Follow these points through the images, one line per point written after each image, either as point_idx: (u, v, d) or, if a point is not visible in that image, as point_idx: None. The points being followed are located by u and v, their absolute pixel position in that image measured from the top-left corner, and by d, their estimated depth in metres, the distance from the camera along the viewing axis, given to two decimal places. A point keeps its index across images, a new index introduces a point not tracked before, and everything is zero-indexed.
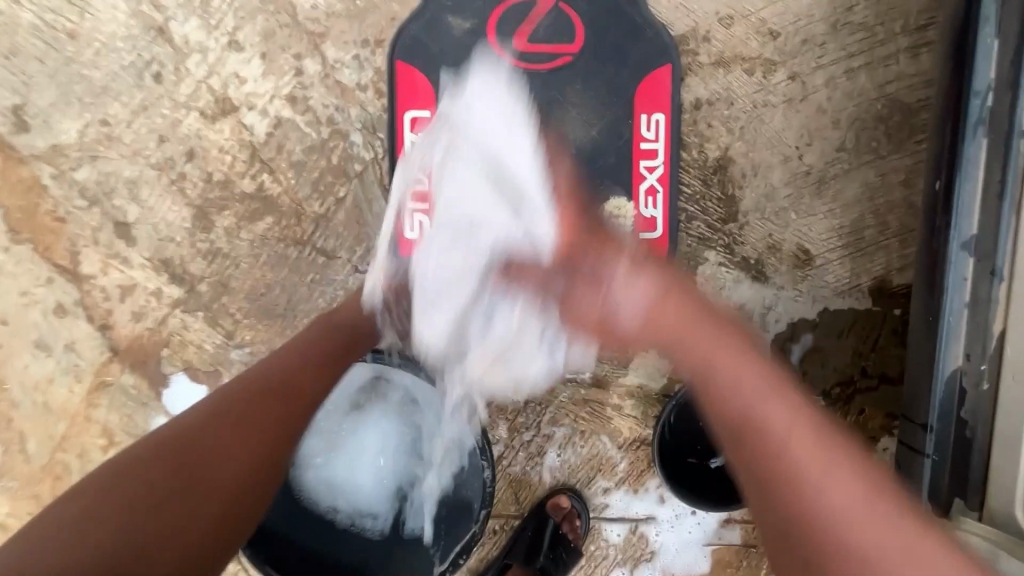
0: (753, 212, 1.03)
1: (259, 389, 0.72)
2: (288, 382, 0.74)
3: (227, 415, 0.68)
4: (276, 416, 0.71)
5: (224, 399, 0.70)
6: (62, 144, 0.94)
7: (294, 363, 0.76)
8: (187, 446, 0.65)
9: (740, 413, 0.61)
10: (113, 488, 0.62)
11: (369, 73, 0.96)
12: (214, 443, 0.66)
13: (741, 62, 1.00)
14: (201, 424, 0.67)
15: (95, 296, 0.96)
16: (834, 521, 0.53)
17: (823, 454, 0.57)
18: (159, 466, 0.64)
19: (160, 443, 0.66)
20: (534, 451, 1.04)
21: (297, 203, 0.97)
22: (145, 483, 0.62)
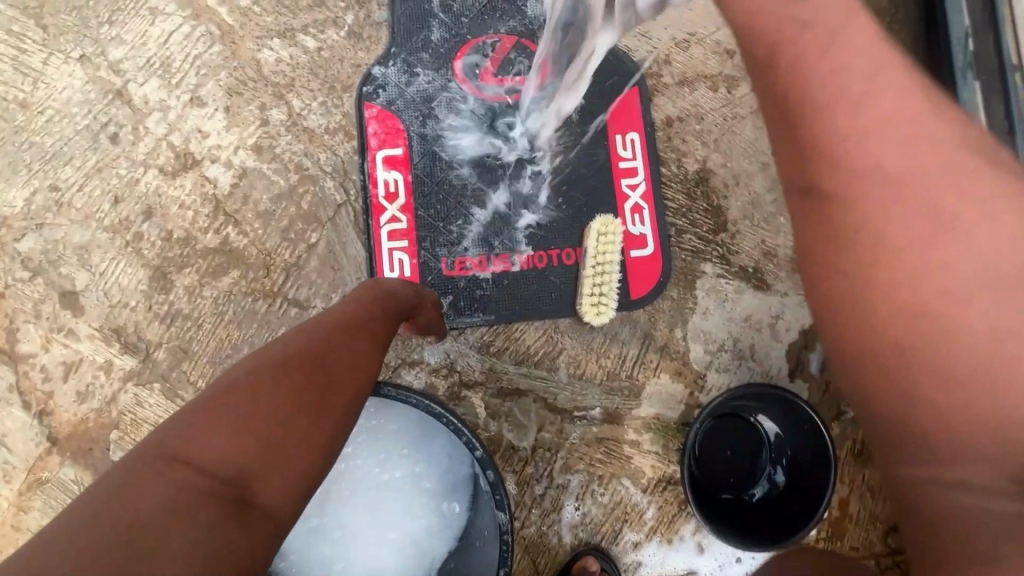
0: (742, 220, 0.99)
1: (313, 341, 0.59)
2: (345, 334, 0.63)
3: (290, 365, 0.55)
4: (347, 366, 0.59)
5: (271, 354, 0.57)
6: (6, 214, 0.87)
7: (344, 321, 0.65)
8: (251, 404, 0.51)
9: (820, 116, 0.44)
10: (154, 470, 0.46)
11: (336, 117, 0.94)
12: (285, 396, 0.53)
13: (704, 80, 1.01)
14: (256, 379, 0.53)
15: (34, 377, 0.85)
16: (919, 242, 0.41)
17: (928, 150, 0.43)
18: (217, 430, 0.49)
19: (201, 410, 0.51)
20: (548, 507, 0.90)
21: (265, 253, 0.90)
22: (203, 454, 0.48)
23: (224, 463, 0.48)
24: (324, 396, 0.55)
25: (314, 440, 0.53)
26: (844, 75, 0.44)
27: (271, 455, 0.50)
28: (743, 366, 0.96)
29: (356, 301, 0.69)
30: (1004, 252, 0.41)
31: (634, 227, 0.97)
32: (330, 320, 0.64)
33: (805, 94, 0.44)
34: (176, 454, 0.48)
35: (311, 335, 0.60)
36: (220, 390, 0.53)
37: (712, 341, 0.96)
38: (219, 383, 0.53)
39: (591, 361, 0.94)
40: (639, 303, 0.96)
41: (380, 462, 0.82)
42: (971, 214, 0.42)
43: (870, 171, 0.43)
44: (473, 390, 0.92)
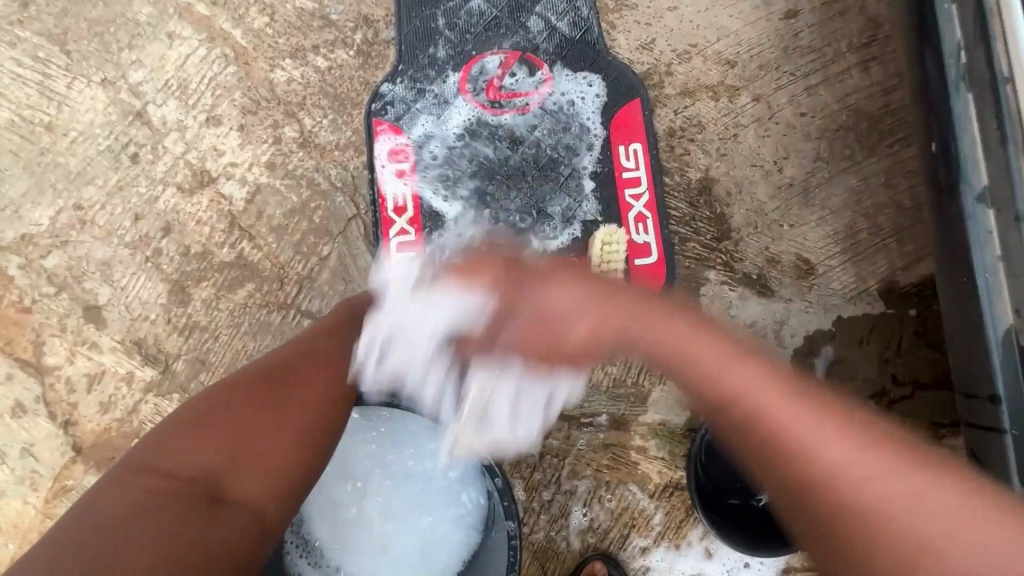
0: (745, 227, 1.01)
1: (286, 359, 0.65)
2: (319, 347, 0.67)
3: (261, 383, 0.62)
4: (317, 380, 0.64)
5: (246, 372, 0.63)
6: (31, 232, 0.91)
7: (319, 334, 0.69)
8: (217, 420, 0.58)
9: (734, 393, 0.50)
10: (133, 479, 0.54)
11: (347, 133, 0.97)
12: (249, 411, 0.59)
13: (706, 90, 1.04)
14: (224, 398, 0.60)
15: (59, 389, 0.88)
16: (835, 478, 0.45)
17: (790, 401, 0.48)
18: (187, 442, 0.57)
19: (175, 427, 0.58)
20: (557, 513, 0.91)
21: (279, 266, 0.93)
22: (173, 464, 0.55)
23: (191, 470, 0.56)
24: (291, 408, 0.61)
25: (278, 447, 0.59)
26: (781, 407, 0.49)
27: (236, 463, 0.57)
28: None
29: (333, 314, 0.73)
30: (907, 469, 0.45)
31: (637, 235, 0.99)
32: (307, 335, 0.69)
33: (703, 371, 0.52)
34: (149, 467, 0.55)
35: (285, 353, 0.65)
36: (191, 408, 0.59)
37: None
38: (194, 403, 0.60)
39: (597, 368, 0.95)
40: None
41: (395, 461, 0.84)
42: (839, 421, 0.48)
43: (730, 400, 0.51)
44: None
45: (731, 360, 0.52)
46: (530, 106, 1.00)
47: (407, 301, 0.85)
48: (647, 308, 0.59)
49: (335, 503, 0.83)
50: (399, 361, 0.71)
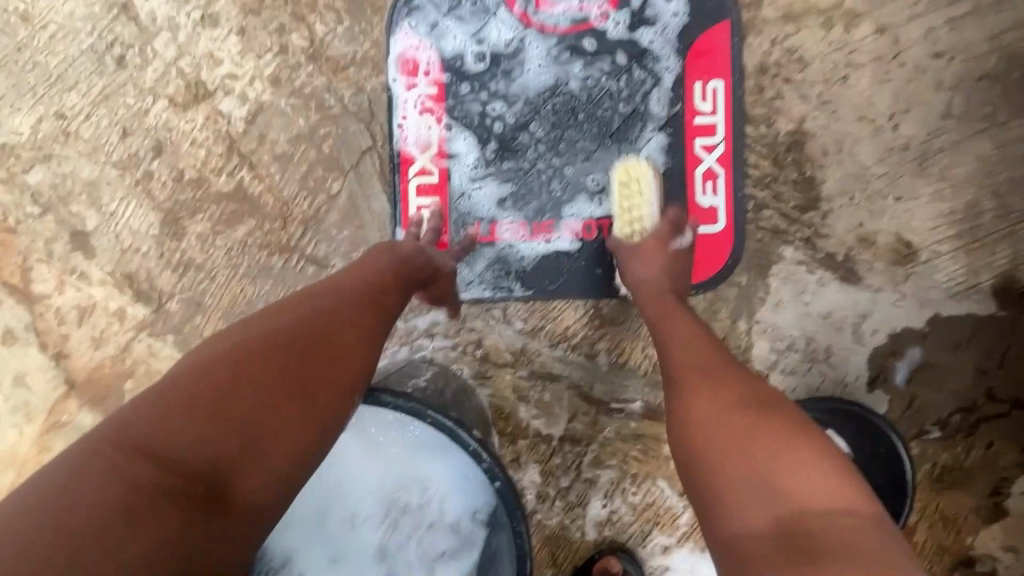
0: (839, 197, 0.83)
1: (316, 313, 0.53)
2: (351, 301, 0.56)
3: (289, 342, 0.50)
4: (355, 350, 0.53)
5: (265, 328, 0.51)
6: (12, 142, 0.81)
7: (352, 287, 0.58)
8: (234, 387, 0.46)
9: (694, 367, 0.58)
10: (120, 456, 0.41)
11: (364, 45, 0.81)
12: (276, 378, 0.47)
13: (816, 15, 0.82)
14: (242, 359, 0.48)
15: (49, 319, 0.81)
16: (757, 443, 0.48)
17: (720, 361, 0.59)
18: (193, 412, 0.44)
19: (173, 392, 0.45)
20: (574, 501, 0.83)
21: (282, 202, 0.81)
22: (175, 439, 0.43)
23: (198, 450, 0.43)
24: (324, 379, 0.50)
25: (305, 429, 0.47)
26: (810, 476, 0.45)
27: (255, 444, 0.45)
28: (814, 369, 0.84)
29: (364, 267, 0.62)
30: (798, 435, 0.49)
31: (703, 197, 0.82)
32: (334, 285, 0.58)
33: (763, 453, 0.47)
34: (142, 441, 0.42)
35: (312, 307, 0.54)
36: (196, 368, 0.47)
37: (780, 338, 0.83)
38: (197, 363, 0.47)
39: (636, 349, 0.83)
40: (699, 288, 0.83)
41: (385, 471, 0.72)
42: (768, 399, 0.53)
43: (687, 368, 0.58)
44: (502, 371, 0.82)
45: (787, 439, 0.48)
46: (563, 25, 0.81)
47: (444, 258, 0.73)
48: (681, 332, 0.64)
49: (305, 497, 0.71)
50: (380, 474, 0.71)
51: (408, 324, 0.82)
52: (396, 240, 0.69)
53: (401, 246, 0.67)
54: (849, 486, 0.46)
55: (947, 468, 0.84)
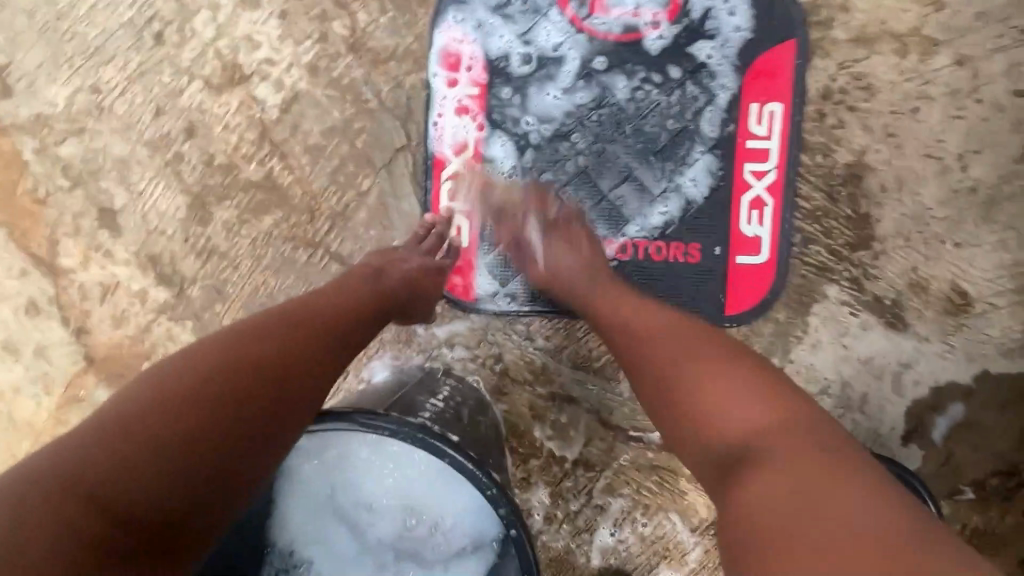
0: (893, 237, 0.78)
1: (258, 339, 0.49)
2: (300, 326, 0.53)
3: (227, 370, 0.46)
4: (313, 352, 0.52)
5: (202, 356, 0.47)
6: (46, 113, 0.80)
7: (301, 310, 0.55)
8: (169, 422, 0.42)
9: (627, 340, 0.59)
10: (45, 499, 0.38)
11: (407, 38, 0.78)
12: (216, 409, 0.44)
13: (890, 40, 0.76)
14: (175, 392, 0.44)
15: (72, 294, 0.81)
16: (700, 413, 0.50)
17: (648, 329, 0.59)
18: (125, 450, 0.41)
19: (102, 430, 0.41)
20: (581, 526, 0.81)
21: (311, 196, 0.79)
22: (111, 472, 0.40)
23: (131, 489, 0.40)
24: (270, 407, 0.47)
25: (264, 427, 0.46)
26: (745, 419, 0.47)
27: (197, 481, 0.42)
28: (846, 416, 0.80)
29: (338, 294, 0.60)
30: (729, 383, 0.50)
31: (748, 226, 0.78)
32: (281, 309, 0.54)
33: (712, 396, 0.50)
34: (70, 481, 0.39)
35: (255, 332, 0.50)
36: (125, 405, 0.43)
37: (814, 381, 0.79)
38: (127, 399, 0.43)
39: None
40: (734, 321, 0.79)
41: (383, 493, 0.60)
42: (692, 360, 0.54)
43: (623, 342, 0.60)
44: (519, 388, 0.80)
45: (737, 380, 0.50)
46: (617, 32, 0.77)
47: (435, 274, 0.71)
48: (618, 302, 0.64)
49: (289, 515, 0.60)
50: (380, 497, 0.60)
51: (427, 331, 0.81)
52: (388, 262, 0.68)
53: (388, 271, 0.67)
54: (785, 407, 0.48)
55: (979, 533, 0.80)
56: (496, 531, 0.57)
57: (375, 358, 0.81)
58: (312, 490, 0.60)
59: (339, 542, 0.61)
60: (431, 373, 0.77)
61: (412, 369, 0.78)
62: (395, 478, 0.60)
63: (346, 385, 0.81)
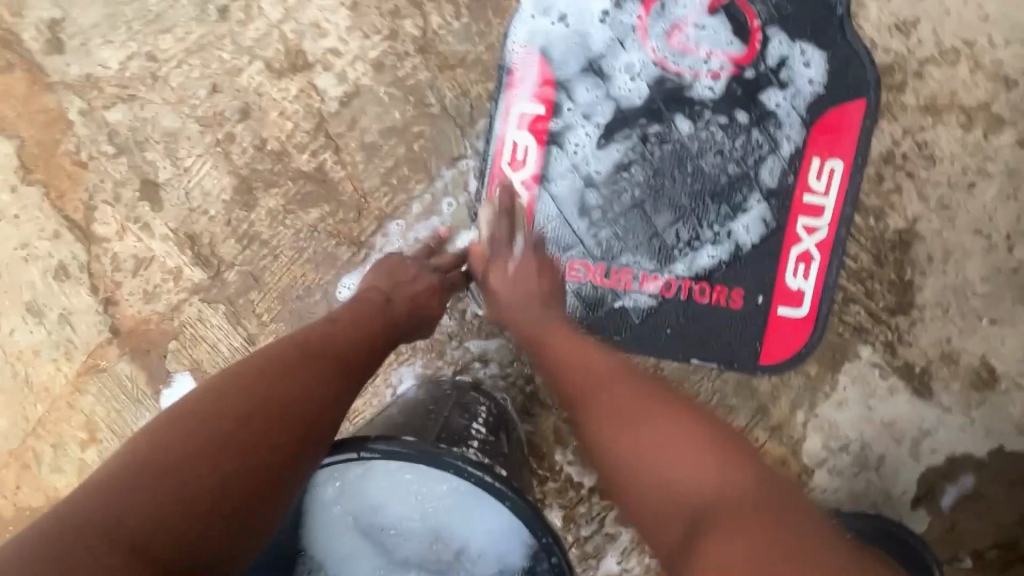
0: (932, 307, 0.78)
1: (274, 380, 0.47)
2: (314, 362, 0.51)
3: (246, 412, 0.45)
4: (336, 368, 0.52)
5: (216, 399, 0.45)
6: (97, 75, 0.77)
7: (314, 334, 0.54)
8: (205, 455, 0.42)
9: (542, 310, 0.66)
10: (74, 563, 0.35)
11: (479, 47, 0.76)
12: (239, 451, 0.43)
13: (958, 112, 0.76)
14: (207, 421, 0.43)
15: (104, 263, 0.79)
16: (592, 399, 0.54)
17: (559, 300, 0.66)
18: (155, 498, 0.39)
19: (123, 481, 0.39)
20: (589, 551, 0.82)
21: (361, 194, 0.78)
22: (176, 494, 0.40)
23: (175, 532, 0.39)
24: (296, 441, 0.46)
25: (303, 440, 0.46)
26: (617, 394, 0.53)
27: (246, 504, 0.42)
28: (862, 475, 0.81)
29: (336, 325, 0.57)
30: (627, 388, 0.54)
31: (792, 279, 0.78)
32: (287, 342, 0.52)
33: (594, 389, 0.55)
34: (139, 504, 0.38)
35: (271, 363, 0.49)
36: (143, 453, 0.41)
37: (836, 437, 0.81)
38: (155, 435, 0.42)
39: None
40: (767, 370, 0.79)
41: (408, 505, 0.59)
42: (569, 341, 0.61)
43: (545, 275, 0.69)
44: (547, 411, 0.80)
45: (688, 438, 0.48)
46: (691, 70, 0.76)
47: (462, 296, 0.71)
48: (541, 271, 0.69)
49: (314, 520, 0.60)
50: (403, 509, 0.60)
51: (462, 344, 0.80)
52: (398, 286, 0.67)
53: (396, 298, 0.65)
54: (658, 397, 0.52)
55: None
56: (525, 557, 0.57)
57: (405, 364, 0.81)
58: (338, 509, 0.60)
59: (363, 560, 0.61)
60: (462, 385, 0.77)
61: (446, 381, 0.77)
62: (422, 494, 0.59)
63: (374, 388, 0.81)
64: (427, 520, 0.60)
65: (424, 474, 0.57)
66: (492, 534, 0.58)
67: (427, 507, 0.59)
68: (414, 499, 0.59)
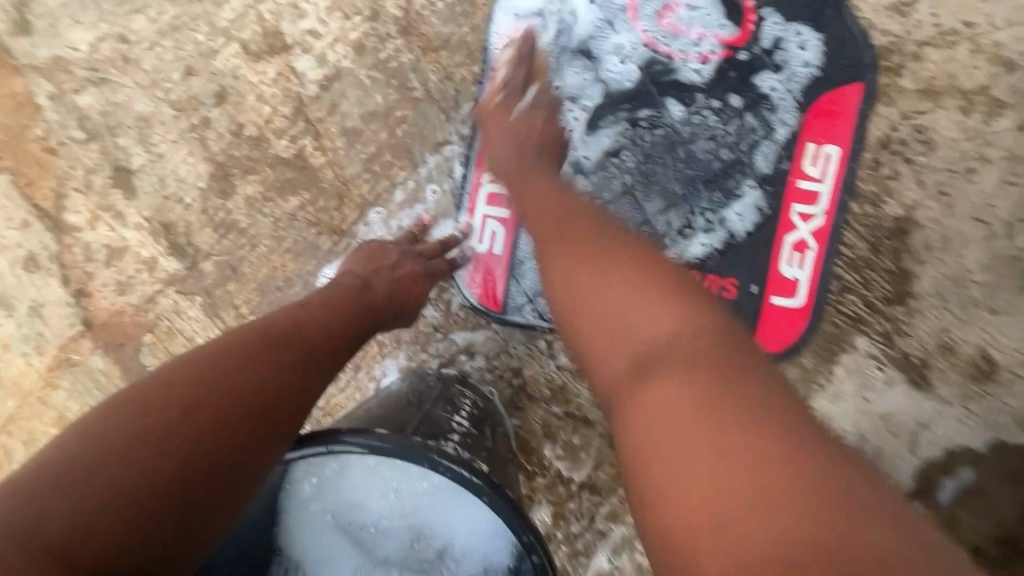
0: (930, 297, 0.76)
1: (237, 365, 0.45)
2: (280, 348, 0.48)
3: (204, 397, 0.42)
4: (305, 354, 0.50)
5: (173, 384, 0.42)
6: (66, 57, 0.74)
7: (284, 318, 0.51)
8: (156, 440, 0.39)
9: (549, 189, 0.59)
10: (6, 547, 0.33)
11: (463, 28, 0.74)
12: (194, 437, 0.41)
13: (957, 95, 0.74)
14: (162, 405, 0.41)
15: (75, 253, 0.76)
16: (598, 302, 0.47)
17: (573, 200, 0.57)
18: (99, 482, 0.37)
19: (68, 463, 0.37)
20: (579, 549, 0.79)
21: (342, 181, 0.75)
22: (122, 478, 0.38)
23: (119, 518, 0.37)
24: (255, 430, 0.43)
25: (264, 429, 0.44)
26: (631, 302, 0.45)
27: (199, 494, 0.40)
28: None
29: (308, 309, 0.54)
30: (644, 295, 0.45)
31: (786, 268, 0.76)
32: (255, 326, 0.49)
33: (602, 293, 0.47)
34: (82, 486, 0.36)
35: (235, 347, 0.46)
36: (87, 436, 0.39)
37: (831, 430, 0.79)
38: (104, 417, 0.40)
39: None
40: None
41: (387, 502, 0.57)
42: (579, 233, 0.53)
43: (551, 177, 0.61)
44: (536, 404, 0.78)
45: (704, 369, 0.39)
46: (683, 52, 0.74)
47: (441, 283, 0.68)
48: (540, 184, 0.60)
49: (291, 516, 0.57)
50: (383, 506, 0.57)
51: (447, 336, 0.78)
52: (376, 272, 0.64)
53: (375, 284, 0.63)
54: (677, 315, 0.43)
55: None
56: (508, 556, 0.55)
57: (389, 357, 0.78)
58: (316, 506, 0.57)
59: (344, 558, 0.59)
60: (446, 378, 0.74)
61: (431, 374, 0.74)
62: (402, 490, 0.56)
63: (357, 382, 0.79)
64: (408, 517, 0.58)
65: (404, 470, 0.55)
66: (475, 532, 0.56)
67: (408, 504, 0.57)
68: (394, 495, 0.57)
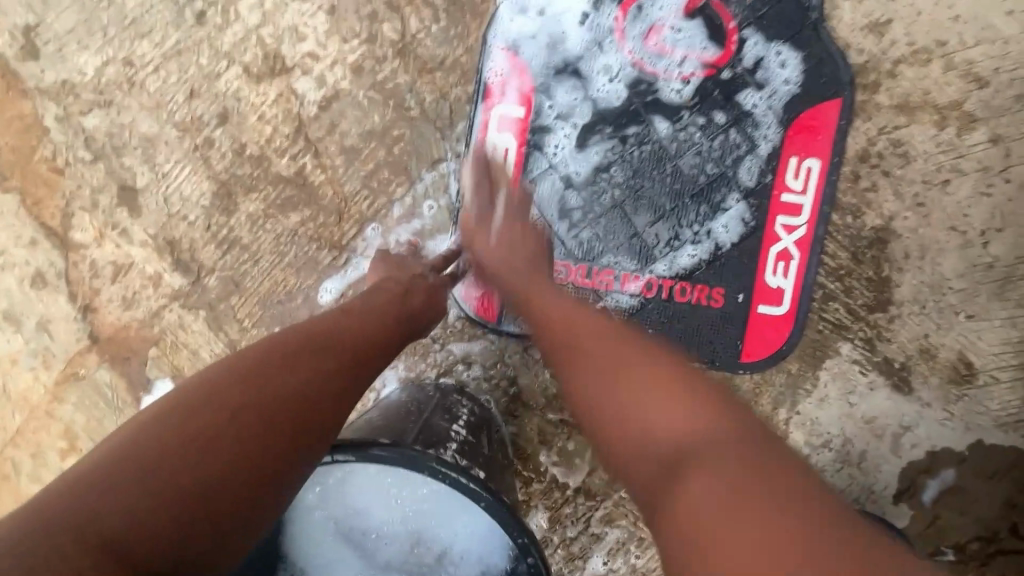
0: (910, 303, 0.79)
1: (281, 372, 0.47)
2: (319, 357, 0.50)
3: (247, 404, 0.45)
4: (346, 361, 0.52)
5: (218, 390, 0.45)
6: (73, 80, 0.77)
7: (325, 326, 0.54)
8: (203, 444, 0.42)
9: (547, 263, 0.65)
10: (60, 539, 0.36)
11: (457, 50, 0.77)
12: (237, 443, 0.43)
13: (931, 110, 0.77)
14: (209, 409, 0.43)
15: (82, 270, 0.79)
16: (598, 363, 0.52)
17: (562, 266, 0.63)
18: (147, 482, 0.39)
19: (120, 461, 0.40)
20: (575, 552, 0.82)
21: (341, 197, 0.78)
22: (170, 478, 0.40)
23: (164, 519, 0.39)
24: (295, 439, 0.45)
25: (304, 438, 0.46)
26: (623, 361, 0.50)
27: (239, 499, 0.42)
28: (844, 471, 0.82)
29: (351, 316, 0.57)
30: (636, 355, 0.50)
31: (771, 277, 0.78)
32: (297, 332, 0.52)
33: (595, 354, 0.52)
34: (131, 485, 0.39)
35: (279, 355, 0.49)
36: (136, 437, 0.41)
37: (817, 434, 0.82)
38: (154, 419, 0.42)
39: None
40: (749, 368, 0.80)
41: (388, 510, 0.59)
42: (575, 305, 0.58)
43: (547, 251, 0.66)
44: (531, 412, 0.81)
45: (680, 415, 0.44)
46: (669, 71, 0.77)
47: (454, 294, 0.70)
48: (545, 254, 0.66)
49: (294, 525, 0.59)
50: (383, 514, 0.59)
51: (445, 347, 0.80)
52: (416, 279, 0.67)
53: (414, 291, 0.65)
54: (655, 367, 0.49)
55: None
56: (505, 560, 0.57)
57: (388, 368, 0.81)
58: (319, 514, 0.59)
59: (345, 566, 0.61)
60: (444, 388, 0.77)
61: (429, 384, 0.77)
62: (402, 498, 0.59)
63: None
64: (408, 525, 0.60)
65: (404, 478, 0.57)
66: (474, 538, 0.58)
67: (407, 512, 0.59)
68: (394, 503, 0.59)
